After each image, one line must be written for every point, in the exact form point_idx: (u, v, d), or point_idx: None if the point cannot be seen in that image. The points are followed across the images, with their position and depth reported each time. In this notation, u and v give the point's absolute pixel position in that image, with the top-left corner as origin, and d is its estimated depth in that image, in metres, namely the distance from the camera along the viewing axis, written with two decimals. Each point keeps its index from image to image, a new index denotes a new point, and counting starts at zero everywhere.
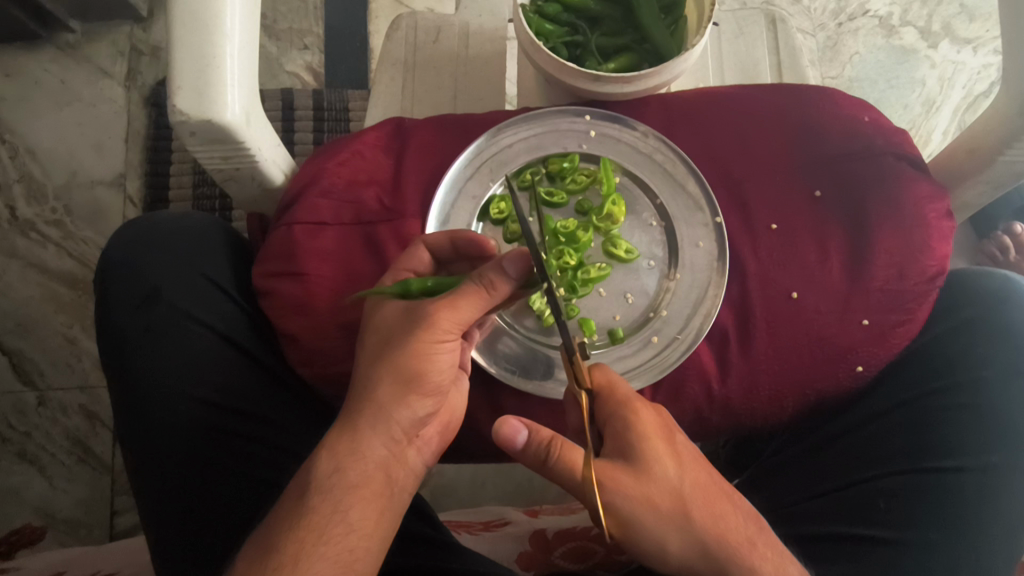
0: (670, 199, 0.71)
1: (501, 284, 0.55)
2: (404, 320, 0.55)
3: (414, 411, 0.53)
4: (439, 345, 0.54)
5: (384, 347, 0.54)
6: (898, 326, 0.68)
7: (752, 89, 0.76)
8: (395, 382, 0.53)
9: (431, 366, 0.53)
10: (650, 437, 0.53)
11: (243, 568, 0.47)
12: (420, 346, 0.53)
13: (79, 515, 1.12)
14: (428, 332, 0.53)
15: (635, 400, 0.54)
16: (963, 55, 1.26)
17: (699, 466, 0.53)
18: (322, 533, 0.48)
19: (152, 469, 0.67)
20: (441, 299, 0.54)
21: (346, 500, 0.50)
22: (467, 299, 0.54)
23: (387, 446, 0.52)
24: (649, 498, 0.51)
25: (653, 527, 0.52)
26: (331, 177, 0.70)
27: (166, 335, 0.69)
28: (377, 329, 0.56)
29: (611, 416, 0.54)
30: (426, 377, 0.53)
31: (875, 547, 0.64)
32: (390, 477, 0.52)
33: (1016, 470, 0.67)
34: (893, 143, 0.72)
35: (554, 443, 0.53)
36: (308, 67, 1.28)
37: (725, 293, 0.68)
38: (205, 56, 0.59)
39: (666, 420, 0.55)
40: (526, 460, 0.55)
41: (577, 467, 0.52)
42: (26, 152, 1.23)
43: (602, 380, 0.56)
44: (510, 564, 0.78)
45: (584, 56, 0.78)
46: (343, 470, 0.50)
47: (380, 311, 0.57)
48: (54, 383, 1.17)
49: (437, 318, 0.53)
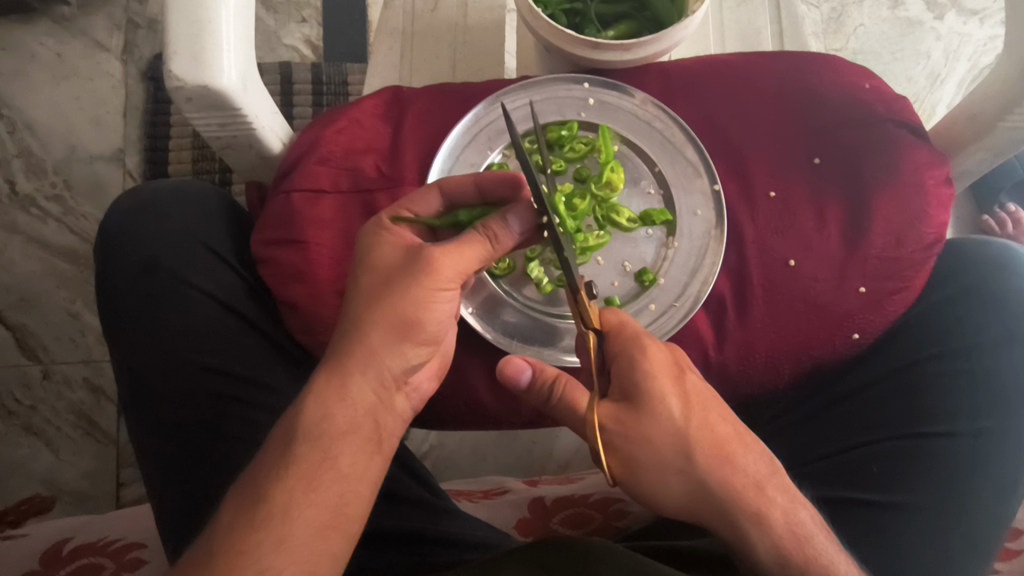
0: (668, 166, 0.71)
1: (505, 237, 0.57)
2: (404, 263, 0.54)
3: (407, 359, 0.54)
4: (440, 294, 0.54)
5: (382, 289, 0.53)
6: (895, 294, 0.68)
7: (753, 57, 0.75)
8: (391, 328, 0.53)
9: (429, 315, 0.54)
10: (658, 376, 0.53)
11: (232, 510, 0.47)
12: (423, 293, 0.53)
13: (85, 486, 1.14)
14: (431, 279, 0.53)
15: (645, 338, 0.54)
16: (969, 27, 1.24)
17: (708, 409, 0.54)
18: (314, 480, 0.48)
19: (154, 434, 0.69)
20: (448, 247, 0.55)
21: (335, 447, 0.49)
22: (472, 248, 0.56)
23: (377, 393, 0.52)
24: (648, 438, 0.52)
25: (654, 467, 0.53)
26: (329, 145, 0.70)
27: (167, 302, 0.70)
28: (374, 269, 0.55)
29: (619, 352, 0.55)
30: (422, 327, 0.54)
31: (867, 508, 0.66)
32: (379, 423, 0.52)
33: (1006, 435, 0.67)
34: (894, 111, 0.72)
35: (558, 381, 0.56)
36: (307, 40, 1.26)
37: (723, 261, 0.69)
38: (199, 20, 0.59)
39: (678, 359, 0.56)
40: (532, 398, 0.58)
41: (579, 405, 0.55)
42: (24, 127, 1.23)
43: (613, 320, 0.56)
44: (511, 530, 0.81)
45: (583, 24, 0.77)
46: (331, 415, 0.50)
47: (379, 246, 0.56)
48: (58, 357, 1.17)
49: (441, 266, 0.54)
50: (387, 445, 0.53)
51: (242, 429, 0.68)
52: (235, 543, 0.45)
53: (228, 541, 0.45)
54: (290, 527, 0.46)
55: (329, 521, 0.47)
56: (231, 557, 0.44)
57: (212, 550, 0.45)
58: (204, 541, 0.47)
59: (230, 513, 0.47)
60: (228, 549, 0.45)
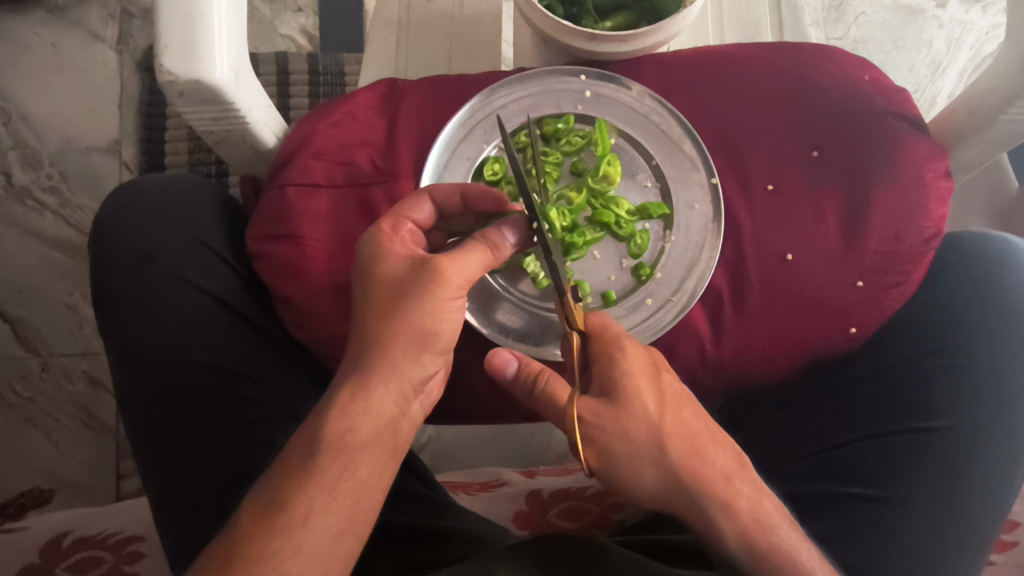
0: (665, 160, 0.71)
1: (505, 247, 0.57)
2: (411, 275, 0.54)
3: (425, 368, 0.53)
4: (452, 302, 0.53)
5: (394, 302, 0.52)
6: (893, 288, 0.68)
7: (752, 49, 0.74)
8: (407, 339, 0.52)
9: (442, 324, 0.53)
10: (635, 373, 0.54)
11: (251, 520, 0.45)
12: (435, 303, 0.52)
13: (85, 478, 1.15)
14: (443, 290, 0.53)
15: (624, 338, 0.55)
16: (972, 15, 1.23)
17: (683, 404, 0.54)
18: (335, 490, 0.47)
19: (152, 432, 0.68)
20: (453, 255, 0.54)
21: (356, 457, 0.48)
22: (473, 253, 0.55)
23: (397, 402, 0.51)
24: (627, 430, 0.52)
25: (632, 461, 0.53)
26: (323, 139, 0.70)
27: (163, 299, 0.70)
28: (381, 282, 0.54)
29: (600, 355, 0.55)
30: (439, 336, 0.53)
31: (864, 504, 0.66)
32: (398, 431, 0.51)
33: (1003, 428, 0.67)
34: (894, 103, 0.71)
35: (542, 375, 0.56)
36: (303, 30, 1.25)
37: (720, 255, 0.68)
38: (191, 14, 0.58)
39: (656, 359, 0.56)
40: (516, 393, 0.58)
41: (560, 398, 0.55)
42: (20, 118, 1.22)
43: (597, 321, 0.57)
44: (508, 523, 0.81)
45: (581, 15, 0.75)
46: (354, 428, 0.49)
47: (385, 259, 0.55)
48: (56, 350, 1.17)
49: (450, 276, 0.53)
50: (404, 451, 0.52)
51: (242, 426, 0.68)
52: (253, 549, 0.44)
53: (247, 547, 0.44)
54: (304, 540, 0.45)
55: (346, 527, 0.46)
56: (249, 563, 0.43)
57: (230, 553, 0.44)
58: (224, 545, 0.45)
59: (248, 519, 0.45)
60: (250, 553, 0.44)
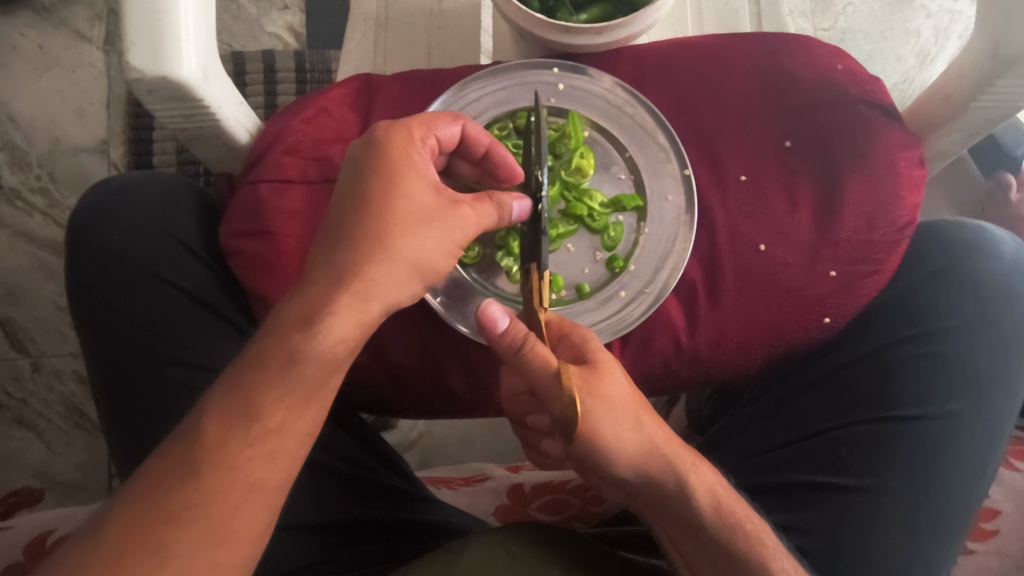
0: (638, 151, 0.70)
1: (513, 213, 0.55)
2: (435, 207, 0.53)
3: (414, 294, 0.54)
4: (459, 241, 0.54)
5: (409, 223, 0.52)
6: (866, 278, 0.68)
7: (726, 39, 0.74)
8: (413, 269, 0.52)
9: (442, 258, 0.54)
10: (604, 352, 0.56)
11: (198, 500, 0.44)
12: (447, 238, 0.53)
13: (78, 478, 1.15)
14: (457, 230, 0.53)
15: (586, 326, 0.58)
16: (960, 4, 1.23)
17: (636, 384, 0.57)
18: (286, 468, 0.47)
19: (128, 429, 0.70)
20: (480, 204, 0.54)
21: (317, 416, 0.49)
22: (493, 210, 0.55)
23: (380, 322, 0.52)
24: (611, 400, 0.54)
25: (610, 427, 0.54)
26: (296, 134, 0.69)
27: (134, 296, 0.70)
28: (405, 197, 0.52)
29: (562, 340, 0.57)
30: (436, 268, 0.54)
31: (836, 494, 0.66)
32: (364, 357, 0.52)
33: (977, 416, 0.67)
34: (867, 92, 0.71)
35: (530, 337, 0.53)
36: (289, 28, 1.25)
37: (693, 246, 0.68)
38: (156, 11, 0.58)
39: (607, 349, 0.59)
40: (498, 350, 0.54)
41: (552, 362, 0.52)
42: (7, 120, 1.22)
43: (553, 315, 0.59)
44: (489, 517, 0.82)
45: (555, 7, 0.74)
46: (337, 366, 0.49)
47: (414, 175, 0.53)
48: (47, 350, 1.18)
49: (469, 222, 0.54)
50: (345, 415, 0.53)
51: None
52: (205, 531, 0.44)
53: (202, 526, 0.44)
54: (234, 525, 0.44)
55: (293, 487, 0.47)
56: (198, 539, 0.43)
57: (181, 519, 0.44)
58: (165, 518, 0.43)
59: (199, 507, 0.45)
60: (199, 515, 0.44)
